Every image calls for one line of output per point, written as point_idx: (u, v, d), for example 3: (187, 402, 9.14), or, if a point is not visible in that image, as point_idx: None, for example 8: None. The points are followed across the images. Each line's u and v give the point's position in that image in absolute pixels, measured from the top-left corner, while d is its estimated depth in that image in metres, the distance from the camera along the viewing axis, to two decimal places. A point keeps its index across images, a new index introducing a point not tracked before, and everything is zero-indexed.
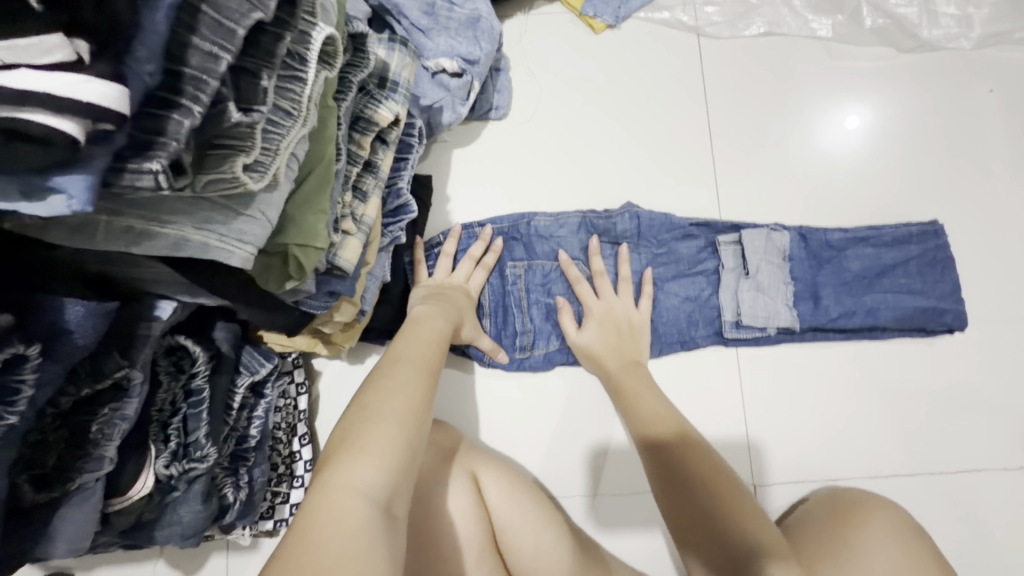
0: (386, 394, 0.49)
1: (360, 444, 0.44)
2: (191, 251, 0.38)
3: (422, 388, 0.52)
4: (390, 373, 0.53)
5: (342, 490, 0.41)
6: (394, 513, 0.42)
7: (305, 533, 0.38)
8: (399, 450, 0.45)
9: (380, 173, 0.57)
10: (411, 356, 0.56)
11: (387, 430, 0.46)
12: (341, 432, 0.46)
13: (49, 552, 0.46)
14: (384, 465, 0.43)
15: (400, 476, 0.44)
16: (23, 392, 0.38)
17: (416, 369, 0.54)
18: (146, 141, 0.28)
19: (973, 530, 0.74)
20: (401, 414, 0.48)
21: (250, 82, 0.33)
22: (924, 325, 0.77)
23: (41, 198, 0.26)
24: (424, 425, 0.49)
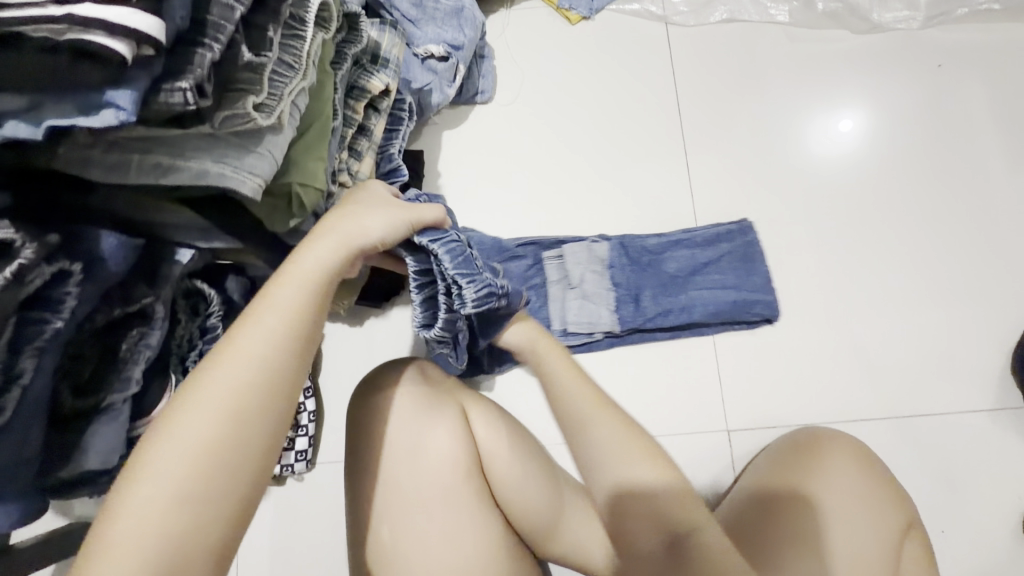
0: (177, 443, 0.43)
1: (132, 513, 0.41)
2: (210, 182, 0.44)
3: (229, 416, 0.44)
4: (195, 398, 0.44)
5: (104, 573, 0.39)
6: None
7: None
8: (179, 524, 0.41)
9: (373, 136, 0.64)
10: (239, 366, 0.45)
11: (165, 501, 0.41)
12: (122, 485, 0.42)
13: (81, 463, 0.52)
14: (157, 547, 0.40)
15: (189, 553, 0.41)
16: (67, 302, 0.44)
17: (233, 390, 0.44)
18: (178, 69, 0.35)
19: (938, 469, 0.78)
20: (187, 475, 0.42)
21: (260, 34, 0.41)
22: (740, 318, 0.83)
23: (95, 113, 0.33)
24: (228, 475, 0.43)
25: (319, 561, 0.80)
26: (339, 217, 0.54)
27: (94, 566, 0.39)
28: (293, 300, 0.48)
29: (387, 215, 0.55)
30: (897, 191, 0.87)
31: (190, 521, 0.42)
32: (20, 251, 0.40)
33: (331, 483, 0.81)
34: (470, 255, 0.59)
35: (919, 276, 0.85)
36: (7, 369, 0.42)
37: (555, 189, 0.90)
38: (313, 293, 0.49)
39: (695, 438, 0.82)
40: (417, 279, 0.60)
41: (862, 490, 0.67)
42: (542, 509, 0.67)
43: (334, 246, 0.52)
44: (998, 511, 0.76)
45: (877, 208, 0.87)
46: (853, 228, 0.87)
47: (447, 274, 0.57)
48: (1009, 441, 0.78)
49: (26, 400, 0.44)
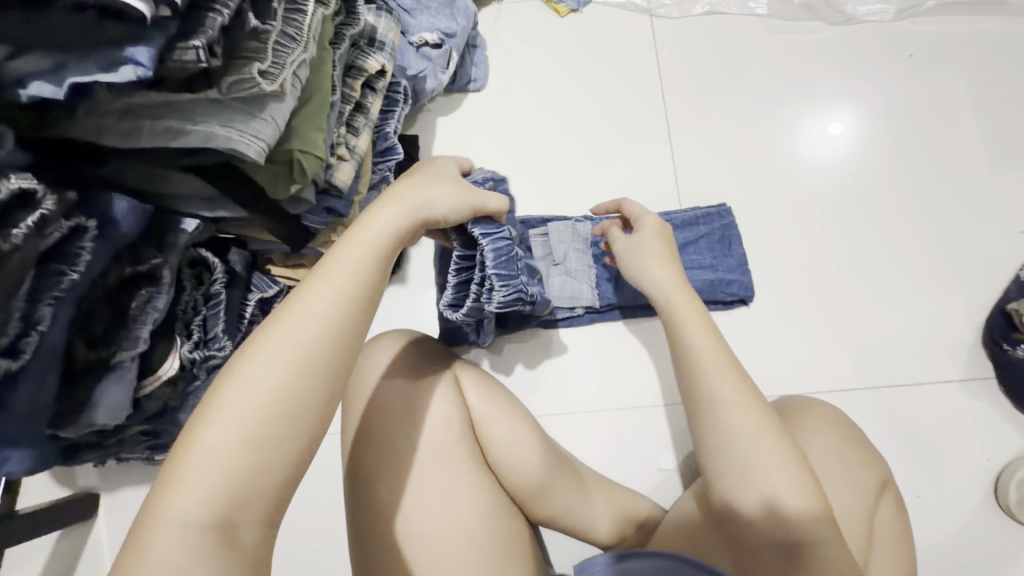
0: (246, 390, 0.42)
1: (198, 455, 0.40)
2: (217, 144, 0.48)
3: (299, 371, 0.43)
4: (266, 347, 0.44)
5: (167, 511, 0.39)
6: (242, 528, 0.41)
7: (135, 546, 0.38)
8: (244, 470, 0.41)
9: (370, 114, 0.68)
10: (309, 319, 0.45)
11: (231, 446, 0.41)
12: (189, 427, 0.42)
13: (92, 418, 0.54)
14: (219, 490, 0.40)
15: (249, 499, 0.41)
16: (82, 256, 0.47)
17: (303, 341, 0.44)
18: (190, 30, 0.39)
19: (912, 437, 0.81)
20: (253, 422, 0.42)
21: (266, 6, 0.46)
22: (716, 297, 0.87)
23: (116, 69, 0.37)
24: (294, 427, 0.43)
25: (316, 529, 0.82)
26: (409, 184, 0.54)
27: (159, 511, 0.39)
28: (362, 261, 0.48)
29: (454, 190, 0.56)
30: (873, 173, 0.91)
31: (253, 471, 0.41)
32: (41, 201, 0.42)
33: (327, 454, 0.84)
34: (512, 256, 0.61)
35: (893, 254, 0.88)
36: (26, 316, 0.45)
37: (545, 172, 0.93)
38: (379, 257, 0.49)
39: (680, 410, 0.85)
40: (458, 264, 0.63)
41: (839, 452, 0.70)
42: (536, 470, 0.70)
43: (403, 211, 0.52)
44: (970, 476, 0.79)
45: (854, 190, 0.91)
46: (829, 209, 0.90)
47: (485, 270, 0.60)
48: (981, 410, 0.81)
49: (41, 352, 0.47)
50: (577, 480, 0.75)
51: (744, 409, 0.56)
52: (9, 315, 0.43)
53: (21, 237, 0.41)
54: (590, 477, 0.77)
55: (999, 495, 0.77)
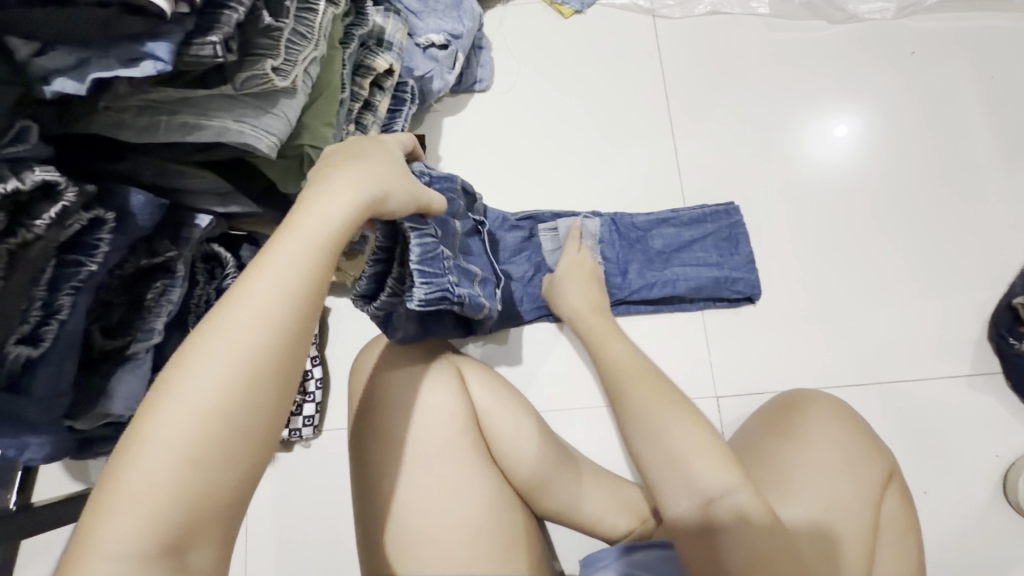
0: (186, 402, 0.42)
1: (140, 468, 0.41)
2: (230, 138, 0.49)
3: (243, 374, 0.43)
4: (205, 357, 0.43)
5: (117, 516, 0.40)
6: (192, 535, 0.42)
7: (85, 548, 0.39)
8: (193, 475, 0.41)
9: (378, 112, 0.70)
10: (249, 327, 0.44)
11: (174, 451, 0.41)
12: (130, 438, 0.42)
13: (109, 408, 0.55)
14: (165, 499, 0.41)
15: (198, 508, 0.42)
16: (100, 248, 0.49)
17: (243, 351, 0.44)
18: (207, 26, 0.40)
19: (918, 431, 0.81)
20: (197, 434, 0.42)
21: (278, 3, 0.47)
22: (722, 295, 0.87)
23: (137, 64, 0.39)
24: (242, 431, 0.43)
25: (324, 524, 0.83)
26: (355, 171, 0.53)
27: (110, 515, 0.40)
28: (304, 262, 0.47)
29: (400, 182, 0.55)
30: (876, 169, 0.92)
31: (204, 476, 0.42)
32: (63, 193, 0.44)
33: (336, 449, 0.85)
34: (438, 255, 0.61)
35: (896, 250, 0.88)
36: (47, 304, 0.47)
37: (550, 170, 0.94)
38: (325, 256, 0.48)
39: None
40: (376, 253, 0.61)
41: (845, 445, 0.70)
42: (537, 464, 0.71)
43: (352, 206, 0.50)
44: (978, 471, 0.79)
45: (857, 186, 0.91)
46: (832, 205, 0.91)
47: (409, 264, 0.58)
48: (988, 405, 0.81)
49: (59, 339, 0.48)
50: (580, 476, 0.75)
51: (642, 390, 0.66)
52: (29, 303, 0.45)
53: (42, 229, 0.43)
54: (592, 472, 0.76)
55: (1008, 491, 0.77)
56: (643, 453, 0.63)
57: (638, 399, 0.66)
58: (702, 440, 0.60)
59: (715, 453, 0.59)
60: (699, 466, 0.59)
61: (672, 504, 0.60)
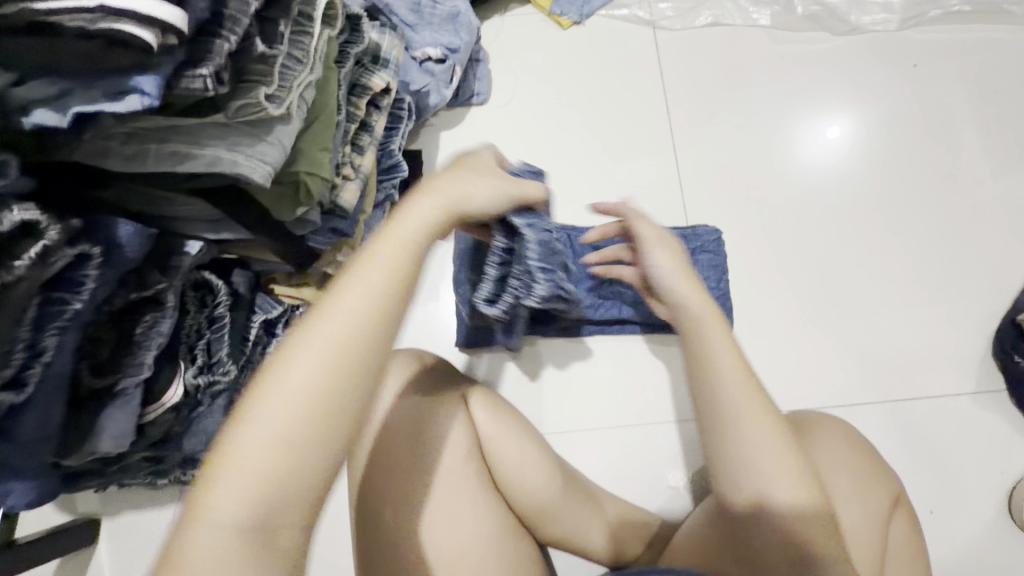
0: (285, 388, 0.37)
1: (230, 475, 0.35)
2: (223, 168, 0.47)
3: (337, 359, 0.38)
4: (304, 339, 0.38)
5: (206, 510, 0.35)
6: (273, 557, 0.36)
7: (173, 549, 0.34)
8: (286, 472, 0.36)
9: (375, 132, 0.68)
10: (347, 316, 0.39)
11: (269, 444, 0.36)
12: (218, 449, 0.36)
13: (96, 446, 0.53)
14: (255, 498, 0.35)
15: (289, 503, 0.36)
16: (86, 284, 0.46)
17: (338, 342, 0.38)
18: (199, 57, 0.38)
19: (925, 450, 0.81)
20: (293, 422, 0.36)
21: (273, 29, 0.44)
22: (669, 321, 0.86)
23: (121, 98, 0.36)
24: (334, 426, 0.37)
25: (323, 554, 0.81)
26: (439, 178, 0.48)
27: (197, 509, 0.35)
28: (405, 249, 0.43)
29: (486, 184, 0.49)
30: (880, 183, 0.91)
31: (297, 473, 0.36)
32: (45, 232, 0.41)
33: None
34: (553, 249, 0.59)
35: (903, 265, 0.88)
36: (31, 345, 0.44)
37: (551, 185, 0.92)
38: (420, 246, 0.44)
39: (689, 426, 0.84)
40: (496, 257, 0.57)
41: (851, 468, 0.69)
42: (541, 490, 0.69)
43: (434, 207, 0.45)
44: (985, 490, 0.79)
45: (862, 201, 0.90)
46: (837, 220, 0.90)
47: (528, 263, 0.56)
48: (993, 423, 0.81)
49: (45, 380, 0.46)
50: (587, 496, 0.74)
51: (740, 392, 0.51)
52: (12, 345, 0.43)
53: (22, 269, 0.40)
54: (610, 504, 0.75)
55: (1014, 512, 0.77)
56: (710, 450, 0.53)
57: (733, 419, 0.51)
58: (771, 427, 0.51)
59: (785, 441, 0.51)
60: (780, 474, 0.50)
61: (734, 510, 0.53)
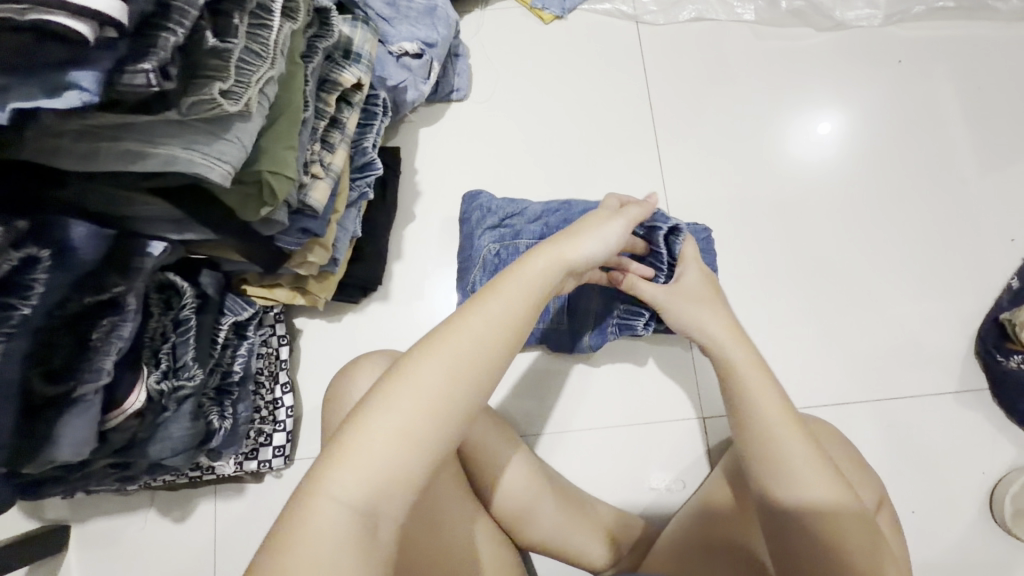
0: (411, 389, 0.39)
1: (354, 463, 0.38)
2: (178, 167, 0.45)
3: (467, 374, 0.41)
4: (434, 349, 0.41)
5: (327, 488, 0.38)
6: (376, 540, 0.38)
7: (291, 521, 0.37)
8: (401, 466, 0.39)
9: (345, 129, 0.67)
10: (478, 335, 0.42)
11: (391, 439, 0.38)
12: (347, 431, 0.39)
13: (54, 456, 0.50)
14: (373, 484, 0.38)
15: (396, 494, 0.39)
16: (35, 288, 0.45)
17: (466, 357, 0.41)
18: (142, 50, 0.36)
19: (908, 450, 0.80)
20: (418, 421, 0.39)
21: (226, 21, 0.42)
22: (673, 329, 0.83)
23: (58, 94, 0.35)
24: (450, 430, 0.40)
25: None
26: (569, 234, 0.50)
27: (319, 485, 0.38)
28: (536, 284, 0.46)
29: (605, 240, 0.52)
30: (865, 181, 0.90)
31: (408, 467, 0.39)
32: None
33: None
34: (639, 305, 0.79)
35: (887, 264, 0.87)
36: None
37: (532, 183, 0.91)
38: (547, 287, 0.46)
39: (670, 426, 0.83)
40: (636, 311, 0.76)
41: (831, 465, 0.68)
42: (521, 491, 0.68)
43: (562, 257, 0.48)
44: (967, 490, 0.78)
45: (847, 199, 0.89)
46: (821, 218, 0.89)
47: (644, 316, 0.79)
48: (976, 422, 0.80)
49: None
50: (569, 500, 0.73)
51: (785, 427, 0.55)
52: None
53: None
54: (595, 509, 0.74)
55: (995, 510, 0.76)
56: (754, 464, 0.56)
57: (782, 441, 0.55)
58: (812, 448, 0.54)
59: (823, 465, 0.54)
60: (802, 483, 0.53)
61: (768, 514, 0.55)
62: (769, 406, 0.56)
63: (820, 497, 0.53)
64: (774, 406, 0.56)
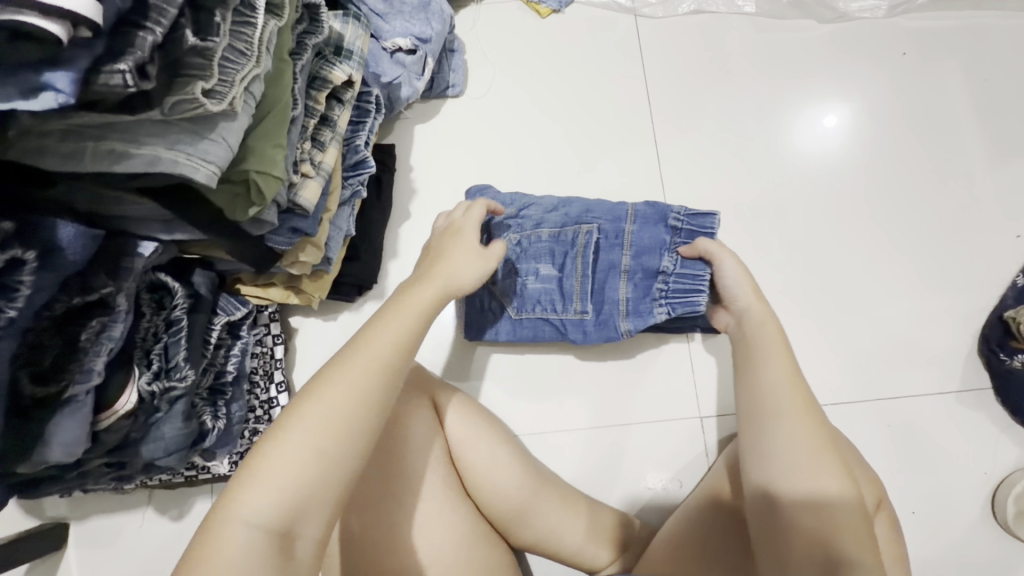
0: (317, 406, 0.44)
1: (267, 479, 0.41)
2: (163, 167, 0.45)
3: (366, 390, 0.46)
4: (338, 370, 0.46)
5: (237, 508, 0.40)
6: (291, 551, 0.41)
7: (210, 536, 0.40)
8: (313, 477, 0.42)
9: (337, 127, 0.66)
10: (374, 355, 0.48)
11: (301, 453, 0.42)
12: (259, 451, 0.43)
13: (46, 456, 0.50)
14: (286, 498, 0.41)
15: (310, 505, 0.42)
16: (22, 291, 0.44)
17: (368, 374, 0.46)
18: (119, 50, 0.36)
19: (908, 449, 0.79)
20: (325, 434, 0.43)
21: (207, 19, 0.42)
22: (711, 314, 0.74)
23: (34, 96, 0.34)
24: (357, 441, 0.45)
25: None
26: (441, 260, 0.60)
27: (234, 502, 0.41)
28: (418, 310, 0.53)
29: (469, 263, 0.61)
30: (867, 175, 0.88)
31: (320, 478, 0.42)
32: None
33: None
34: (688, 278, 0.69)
35: (889, 260, 0.85)
36: None
37: (528, 179, 0.90)
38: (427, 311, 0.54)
39: (667, 424, 0.82)
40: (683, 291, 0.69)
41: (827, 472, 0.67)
42: (512, 494, 0.68)
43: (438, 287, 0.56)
44: (969, 490, 0.77)
45: (848, 194, 0.88)
46: (822, 214, 0.87)
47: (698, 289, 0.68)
48: (978, 421, 0.79)
49: None
50: (565, 499, 0.72)
51: (797, 414, 0.56)
52: None
53: None
54: (595, 510, 0.73)
55: (997, 510, 0.75)
56: (754, 450, 0.57)
57: (789, 428, 0.55)
58: (820, 434, 0.55)
59: (828, 451, 0.54)
60: (813, 471, 0.53)
61: (760, 512, 0.55)
62: (777, 394, 0.57)
63: (831, 489, 0.52)
64: (789, 389, 0.57)
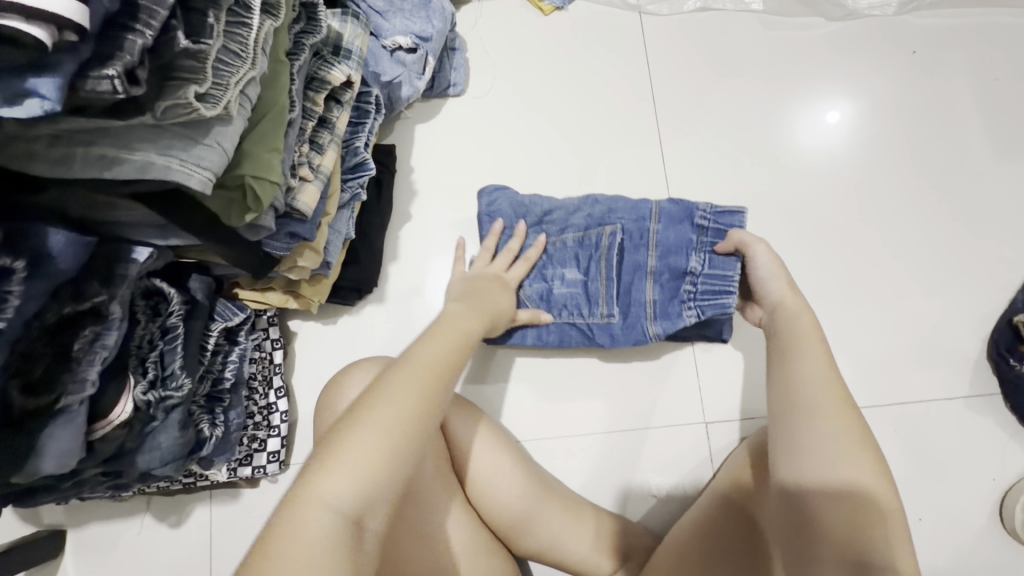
0: (386, 402, 0.43)
1: (342, 469, 0.40)
2: (155, 174, 0.43)
3: (435, 389, 0.46)
4: (403, 372, 0.46)
5: (317, 494, 0.39)
6: (361, 546, 0.40)
7: (284, 527, 0.38)
8: (387, 469, 0.41)
9: (335, 129, 0.65)
10: (433, 361, 0.48)
11: (380, 444, 0.42)
12: (329, 444, 0.41)
13: (38, 469, 0.49)
14: (361, 488, 0.40)
15: (383, 496, 0.41)
16: (11, 300, 0.42)
17: (434, 376, 0.47)
18: (106, 55, 0.34)
19: (915, 455, 0.78)
20: (400, 427, 0.43)
21: (199, 20, 0.40)
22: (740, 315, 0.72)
23: (18, 102, 0.32)
24: (427, 437, 0.44)
25: None
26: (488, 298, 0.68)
27: (308, 493, 0.39)
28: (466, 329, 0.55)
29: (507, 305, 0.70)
30: (875, 176, 0.87)
31: (396, 470, 0.42)
32: None
33: None
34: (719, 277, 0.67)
35: (897, 263, 0.84)
36: None
37: (530, 180, 0.88)
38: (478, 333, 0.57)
39: (672, 429, 0.81)
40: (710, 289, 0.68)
41: None
42: (517, 501, 0.67)
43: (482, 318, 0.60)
44: (976, 496, 0.76)
45: (856, 195, 0.86)
46: (829, 216, 0.86)
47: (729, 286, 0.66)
48: (986, 427, 0.78)
49: None
50: (568, 507, 0.71)
51: (836, 407, 0.52)
52: None
53: None
54: (597, 517, 0.72)
55: (1004, 517, 0.74)
56: (779, 441, 0.54)
57: (819, 422, 0.52)
58: (854, 423, 0.52)
59: (864, 447, 0.51)
60: (842, 457, 0.50)
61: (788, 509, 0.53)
62: (816, 383, 0.54)
63: (863, 476, 0.49)
64: (820, 382, 0.54)
